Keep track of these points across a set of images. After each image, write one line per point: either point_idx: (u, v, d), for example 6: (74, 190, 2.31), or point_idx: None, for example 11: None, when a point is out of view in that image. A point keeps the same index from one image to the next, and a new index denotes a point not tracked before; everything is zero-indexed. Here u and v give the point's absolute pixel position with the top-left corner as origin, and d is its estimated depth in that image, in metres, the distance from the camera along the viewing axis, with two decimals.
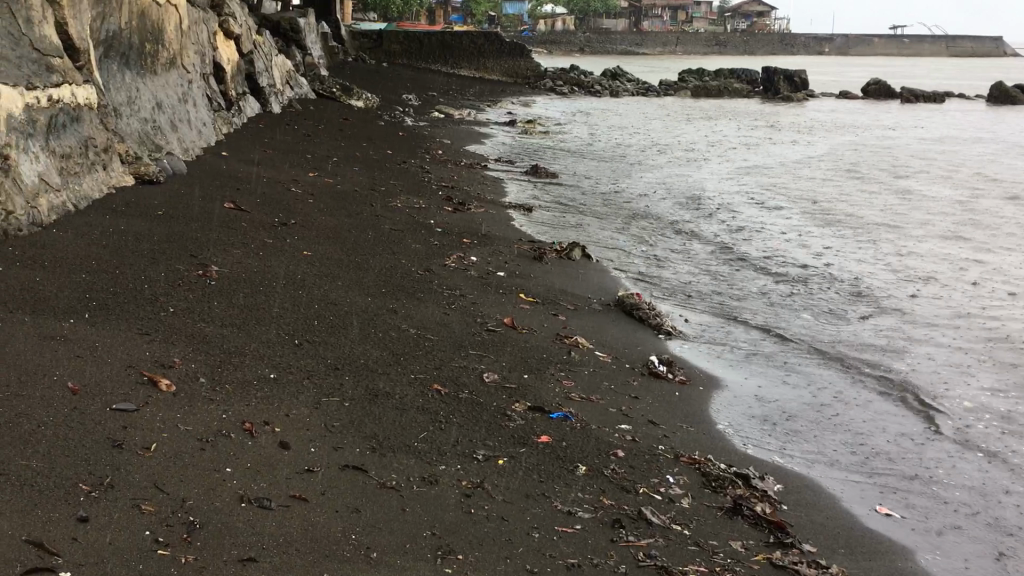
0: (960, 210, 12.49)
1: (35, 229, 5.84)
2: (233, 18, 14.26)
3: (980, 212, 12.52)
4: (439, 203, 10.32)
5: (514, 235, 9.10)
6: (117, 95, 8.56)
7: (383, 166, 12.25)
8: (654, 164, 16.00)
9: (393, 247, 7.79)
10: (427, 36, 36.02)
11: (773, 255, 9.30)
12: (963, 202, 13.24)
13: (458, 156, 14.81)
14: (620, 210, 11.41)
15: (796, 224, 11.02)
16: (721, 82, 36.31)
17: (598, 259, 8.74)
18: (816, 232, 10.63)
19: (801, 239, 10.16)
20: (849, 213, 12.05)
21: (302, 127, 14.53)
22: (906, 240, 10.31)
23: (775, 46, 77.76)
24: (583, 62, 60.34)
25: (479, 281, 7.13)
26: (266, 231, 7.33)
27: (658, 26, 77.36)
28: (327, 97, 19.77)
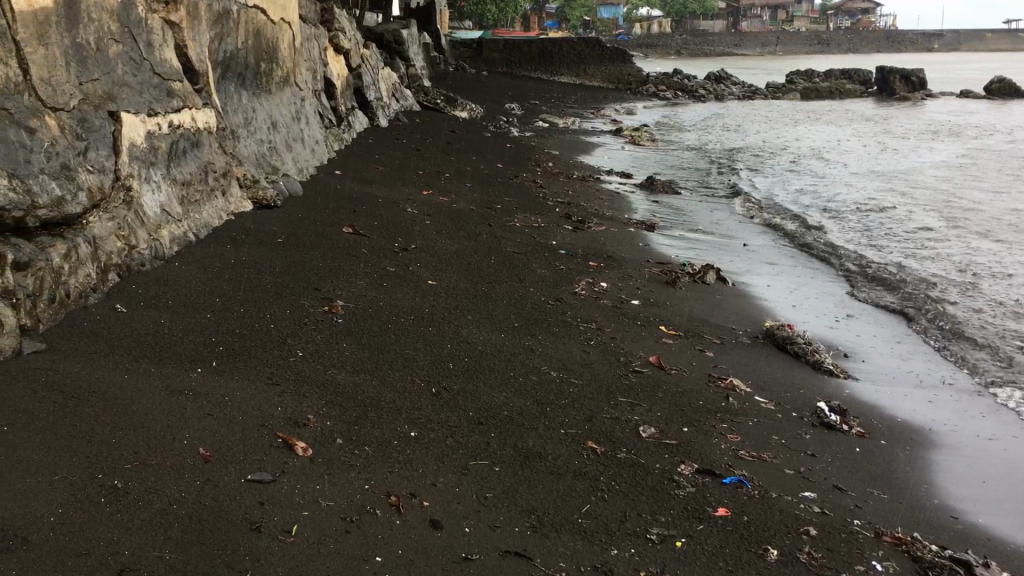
0: None
1: (158, 262, 5.60)
2: (342, 32, 14.12)
3: None
4: (558, 220, 9.88)
5: (642, 257, 8.58)
6: (235, 117, 8.37)
7: (496, 181, 11.88)
8: (775, 173, 15.24)
9: (519, 271, 7.37)
10: (526, 43, 35.73)
11: (926, 275, 8.54)
12: None
13: (570, 168, 14.37)
14: (747, 225, 10.76)
15: (942, 239, 10.20)
16: (832, 84, 35.01)
17: (734, 281, 8.14)
18: (967, 248, 9.80)
19: (951, 256, 9.37)
20: (998, 226, 11.14)
21: (410, 141, 14.29)
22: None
23: (882, 43, 75.16)
24: (681, 65, 59.26)
25: (614, 311, 6.62)
26: (388, 257, 6.99)
27: (758, 27, 75.76)
28: (432, 109, 19.59)
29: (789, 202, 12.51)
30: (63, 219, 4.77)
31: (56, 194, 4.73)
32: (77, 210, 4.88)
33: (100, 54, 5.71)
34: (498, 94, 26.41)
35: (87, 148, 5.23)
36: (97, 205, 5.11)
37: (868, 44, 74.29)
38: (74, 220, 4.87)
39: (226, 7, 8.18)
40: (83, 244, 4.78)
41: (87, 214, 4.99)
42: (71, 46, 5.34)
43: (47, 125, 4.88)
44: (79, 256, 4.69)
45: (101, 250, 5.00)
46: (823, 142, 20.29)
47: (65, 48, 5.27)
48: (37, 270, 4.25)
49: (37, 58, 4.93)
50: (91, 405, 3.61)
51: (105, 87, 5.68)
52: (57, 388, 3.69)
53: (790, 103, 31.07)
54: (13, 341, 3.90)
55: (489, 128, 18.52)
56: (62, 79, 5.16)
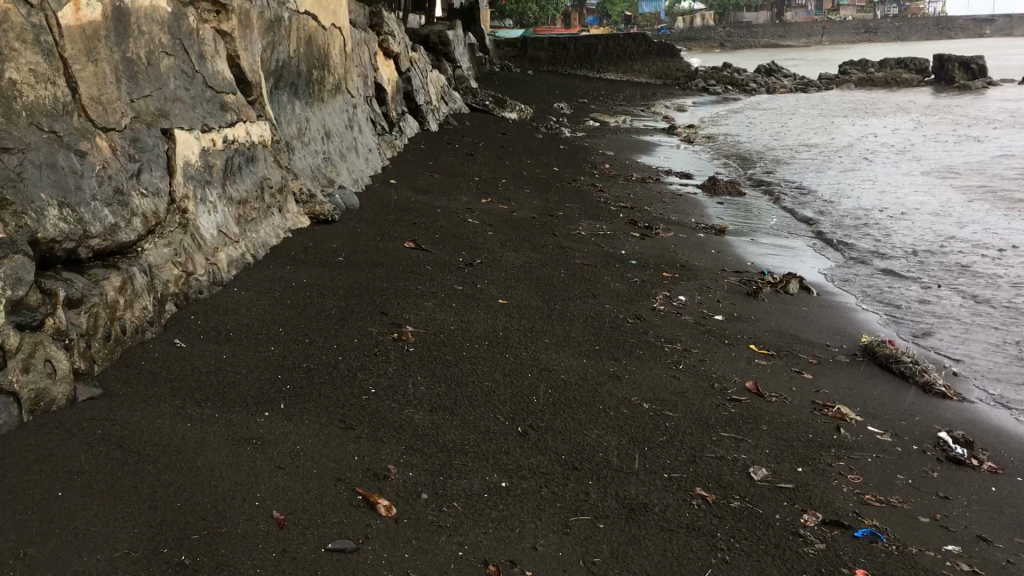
0: None
1: (217, 289, 5.27)
2: (391, 36, 13.79)
3: None
4: (624, 227, 9.44)
5: (717, 265, 8.10)
6: (289, 128, 8.05)
7: (554, 186, 11.46)
8: (840, 170, 14.65)
9: (592, 285, 6.95)
10: (572, 40, 35.23)
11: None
12: None
13: (627, 170, 13.91)
14: (821, 227, 10.23)
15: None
16: (888, 74, 34.01)
17: (818, 290, 7.64)
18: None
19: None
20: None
21: (463, 146, 13.92)
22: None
23: (933, 30, 73.38)
24: (726, 58, 58.43)
25: (698, 328, 6.16)
26: (454, 274, 6.62)
27: (804, 17, 74.40)
28: (481, 111, 19.22)
29: (861, 199, 11.94)
30: (117, 248, 4.44)
31: (108, 222, 4.42)
32: (131, 238, 4.56)
33: (151, 68, 5.40)
34: (545, 93, 25.98)
35: (140, 170, 4.92)
36: (152, 231, 4.79)
37: (917, 30, 72.73)
38: (128, 248, 4.55)
39: (278, 14, 7.86)
40: (139, 274, 4.45)
41: (142, 240, 4.67)
42: (122, 61, 5.03)
43: (97, 147, 4.57)
44: (134, 288, 4.36)
45: (158, 280, 4.67)
46: (886, 135, 19.57)
47: (116, 63, 4.96)
48: (91, 307, 3.92)
49: (86, 76, 4.62)
50: (152, 461, 3.26)
51: (157, 103, 5.37)
52: (114, 442, 3.34)
53: (845, 95, 30.22)
54: (67, 389, 3.57)
55: (540, 129, 18.11)
56: (113, 97, 4.85)
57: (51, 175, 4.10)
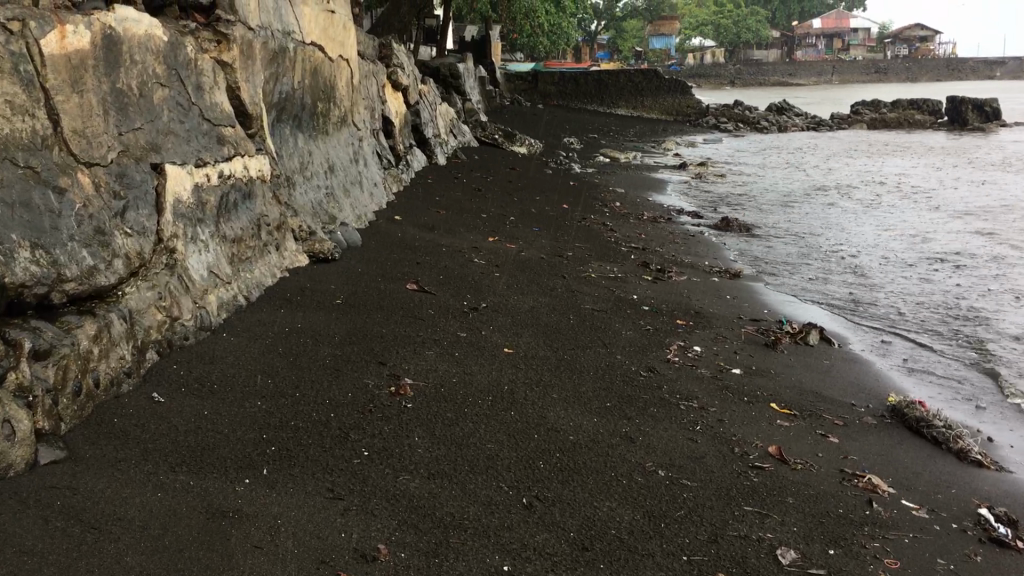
0: None
1: (204, 334, 4.96)
2: (400, 68, 13.59)
3: None
4: (635, 269, 9.11)
5: (733, 313, 7.77)
6: (291, 162, 7.78)
7: (563, 224, 11.17)
8: (855, 212, 14.34)
9: (602, 332, 6.62)
10: (583, 75, 35.15)
11: None
12: None
13: (638, 208, 13.61)
14: (839, 272, 9.88)
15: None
16: (899, 114, 33.83)
17: (839, 342, 7.29)
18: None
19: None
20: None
21: (471, 180, 13.67)
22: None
23: (942, 71, 73.43)
24: (737, 96, 58.47)
25: (714, 382, 5.81)
26: (458, 320, 6.30)
27: (814, 56, 74.58)
28: (490, 144, 19.01)
29: (880, 243, 11.61)
30: (95, 292, 4.13)
31: (87, 264, 4.11)
32: (111, 281, 4.26)
33: (143, 99, 5.13)
34: (555, 128, 25.81)
35: (126, 208, 4.63)
36: (135, 273, 4.48)
37: (928, 71, 72.81)
38: (108, 291, 4.24)
39: (283, 44, 7.62)
40: (118, 321, 4.14)
41: (124, 283, 4.36)
42: (111, 92, 4.76)
43: (79, 183, 4.28)
44: (111, 336, 4.05)
45: (139, 326, 4.36)
46: (900, 176, 19.29)
47: (104, 94, 4.69)
48: (61, 359, 3.60)
49: (70, 107, 4.34)
50: (114, 540, 2.93)
51: (148, 136, 5.10)
52: (73, 516, 3.02)
53: (857, 134, 30.01)
54: (27, 451, 3.24)
55: (549, 164, 17.87)
56: (100, 130, 4.58)
57: (24, 214, 3.81)
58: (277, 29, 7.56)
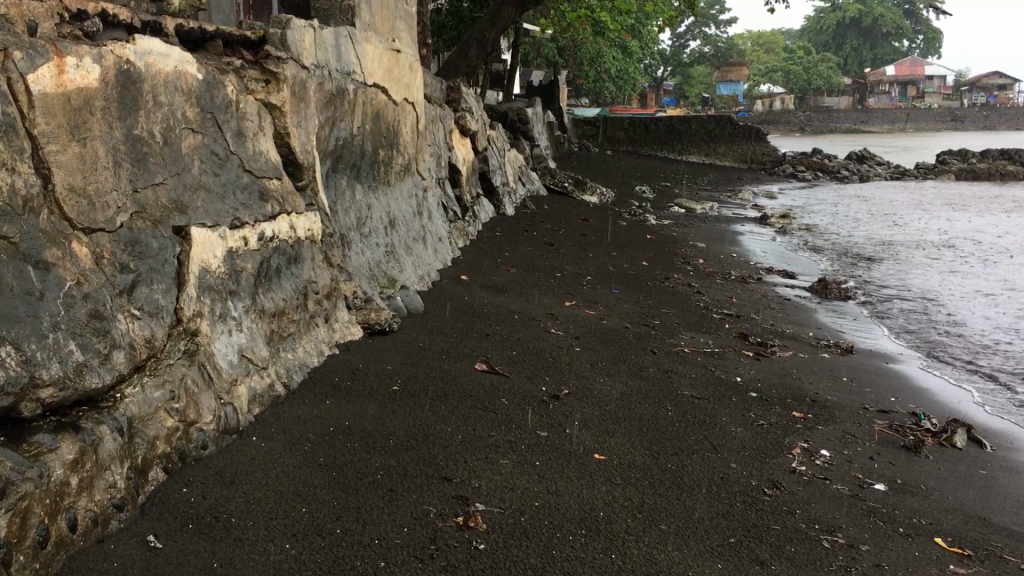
0: None
1: (229, 438, 4.02)
2: (468, 113, 12.75)
3: None
4: (733, 341, 8.00)
5: (856, 403, 6.61)
6: (347, 217, 6.89)
7: (645, 285, 10.12)
8: (965, 274, 13.03)
9: (708, 428, 5.51)
10: (653, 121, 34.20)
11: None
12: None
13: (724, 266, 12.50)
14: (965, 348, 8.64)
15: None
16: (990, 165, 32.20)
17: (991, 444, 6.08)
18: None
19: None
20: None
21: (542, 233, 12.71)
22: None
23: (1022, 120, 71.03)
24: (810, 144, 57.08)
25: (855, 505, 4.66)
26: (536, 413, 5.26)
27: (887, 103, 72.79)
28: (560, 193, 18.07)
29: (1002, 312, 10.31)
30: (86, 396, 3.21)
31: (74, 361, 3.18)
32: (107, 381, 3.33)
33: (168, 148, 4.25)
34: (627, 175, 24.83)
35: (136, 284, 3.73)
36: (140, 368, 3.55)
37: (1008, 120, 70.57)
38: (101, 395, 3.31)
39: (341, 86, 6.77)
40: (111, 436, 3.20)
41: (124, 382, 3.44)
42: (126, 140, 3.88)
43: (75, 256, 3.38)
44: (99, 459, 3.11)
45: (140, 437, 3.41)
46: (1005, 234, 17.88)
47: (116, 143, 3.81)
48: (20, 502, 2.71)
49: (67, 159, 3.46)
50: None
51: (173, 193, 4.22)
52: None
53: (946, 186, 28.52)
54: None
55: (624, 215, 16.86)
56: (106, 187, 3.69)
57: None
58: (335, 69, 6.71)
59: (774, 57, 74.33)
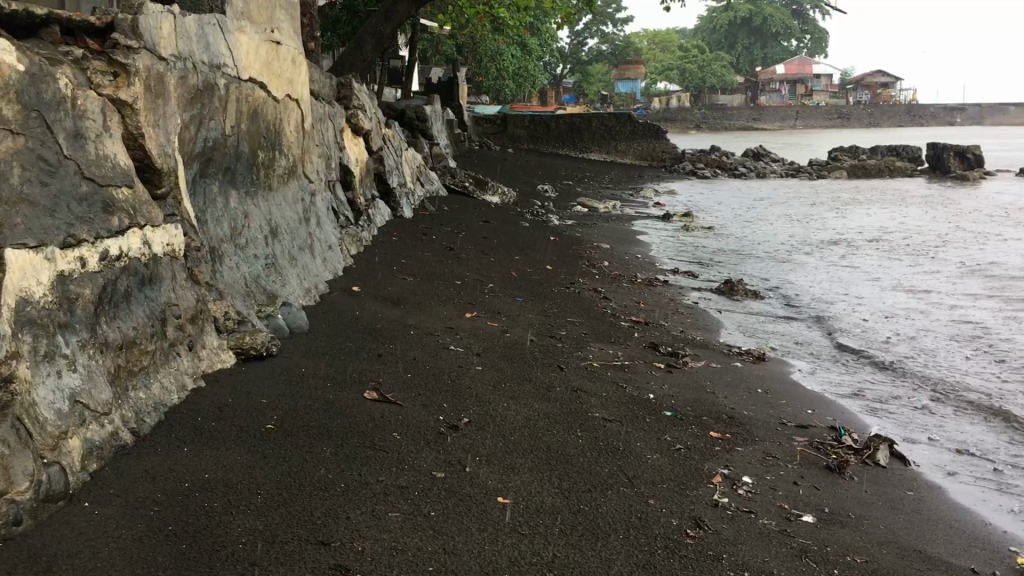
0: None
1: (50, 508, 3.36)
2: (361, 110, 12.04)
3: None
4: (643, 352, 7.55)
5: (775, 418, 6.21)
6: (219, 227, 6.16)
7: (549, 291, 9.62)
8: (866, 271, 12.99)
9: (621, 457, 5.00)
10: (554, 118, 33.92)
11: None
12: None
13: (629, 268, 12.11)
14: (875, 350, 8.39)
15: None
16: (880, 161, 33.07)
17: (915, 458, 5.72)
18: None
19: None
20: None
21: (441, 237, 12.10)
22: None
23: (904, 117, 73.85)
24: (705, 141, 58.01)
25: (784, 543, 4.21)
26: (431, 450, 4.66)
27: (779, 100, 74.61)
28: (460, 193, 17.48)
29: (906, 310, 10.18)
30: None
31: None
32: None
33: None
34: (529, 174, 24.40)
35: None
36: None
37: (892, 118, 73.23)
38: None
39: (209, 80, 6.02)
40: None
41: None
42: None
43: None
44: None
45: None
46: (899, 229, 18.13)
47: None
48: None
49: None
50: None
51: None
52: None
53: (839, 183, 29.10)
54: None
55: (526, 216, 16.37)
56: None
57: None
58: (202, 61, 5.95)
59: (671, 55, 75.23)
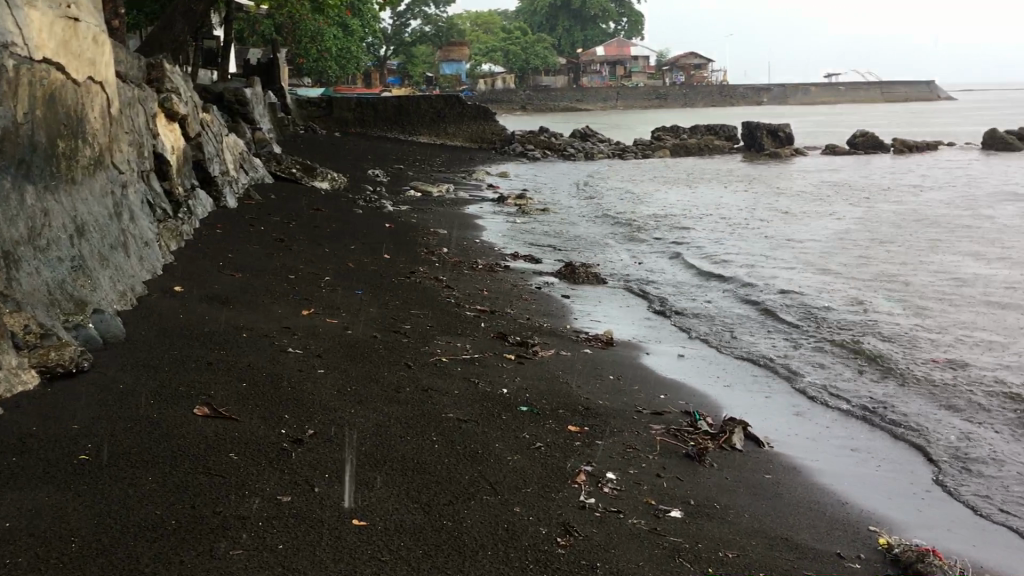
0: None
1: None
2: (175, 93, 11.15)
3: None
4: (490, 343, 7.29)
5: (630, 406, 6.09)
6: (13, 228, 5.40)
7: (388, 282, 9.21)
8: (698, 249, 13.29)
9: (481, 461, 4.71)
10: (380, 101, 33.19)
11: (980, 400, 6.50)
12: None
13: (468, 254, 11.84)
14: (717, 331, 8.48)
15: (974, 337, 8.20)
16: (700, 140, 34.38)
17: (768, 439, 5.73)
18: (1016, 352, 7.80)
19: (1012, 367, 7.31)
20: (1017, 310, 9.30)
21: (270, 228, 11.42)
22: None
23: (717, 97, 77.35)
24: (531, 122, 58.52)
25: (657, 545, 4.04)
26: (273, 471, 4.21)
27: (601, 81, 76.37)
28: (287, 180, 16.68)
29: (740, 288, 10.42)
30: None
31: None
32: None
33: None
34: (358, 158, 23.73)
35: None
36: None
37: (706, 98, 76.55)
38: None
39: None
40: None
41: None
42: None
43: None
44: None
45: None
46: (722, 207, 18.78)
47: None
48: None
49: None
50: None
51: None
52: None
53: (664, 162, 30.00)
54: None
55: (359, 202, 15.80)
56: None
57: None
58: None
59: (494, 36, 75.44)
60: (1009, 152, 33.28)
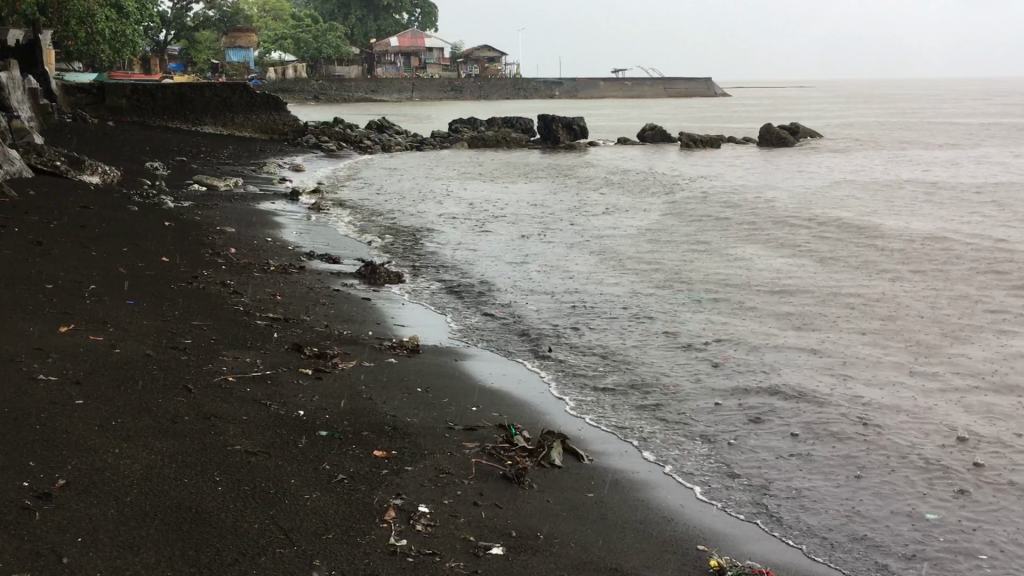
0: (876, 293, 10.57)
1: None
2: None
3: (898, 292, 10.68)
4: (284, 356, 6.59)
5: (440, 422, 5.61)
6: None
7: (167, 289, 8.25)
8: (500, 247, 13.03)
9: (274, 503, 4.08)
10: (160, 88, 30.95)
11: (783, 400, 6.52)
12: (863, 279, 11.41)
13: (259, 255, 10.97)
14: (525, 333, 8.17)
15: (770, 334, 8.34)
16: (497, 133, 34.51)
17: (587, 451, 5.42)
18: (807, 348, 7.99)
19: (808, 365, 7.45)
20: (804, 306, 9.62)
21: (26, 229, 10.05)
22: (929, 357, 7.99)
23: (511, 91, 78.44)
24: (324, 113, 56.90)
25: None
26: (10, 538, 3.41)
27: (395, 72, 75.54)
28: (50, 174, 14.97)
29: (544, 288, 10.20)
30: None
31: None
32: None
33: None
34: (136, 150, 21.89)
35: None
36: None
37: (500, 91, 77.47)
38: None
39: None
40: None
41: None
42: None
43: None
44: None
45: None
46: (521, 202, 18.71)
47: None
48: None
49: None
50: None
51: None
52: None
53: (462, 156, 29.80)
54: None
55: (135, 199, 14.42)
56: None
57: None
58: None
59: (283, 23, 72.71)
60: (780, 148, 35.54)
